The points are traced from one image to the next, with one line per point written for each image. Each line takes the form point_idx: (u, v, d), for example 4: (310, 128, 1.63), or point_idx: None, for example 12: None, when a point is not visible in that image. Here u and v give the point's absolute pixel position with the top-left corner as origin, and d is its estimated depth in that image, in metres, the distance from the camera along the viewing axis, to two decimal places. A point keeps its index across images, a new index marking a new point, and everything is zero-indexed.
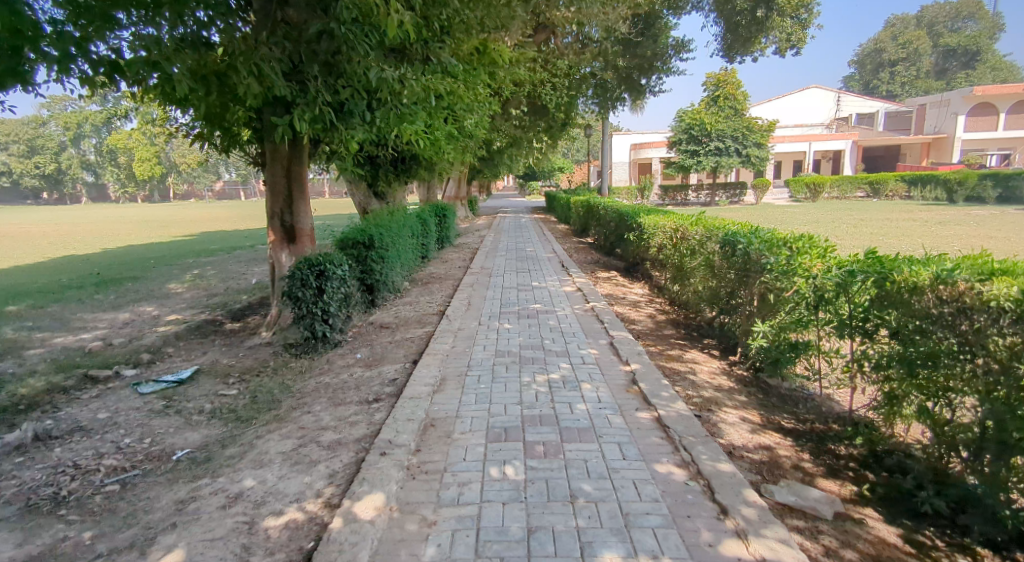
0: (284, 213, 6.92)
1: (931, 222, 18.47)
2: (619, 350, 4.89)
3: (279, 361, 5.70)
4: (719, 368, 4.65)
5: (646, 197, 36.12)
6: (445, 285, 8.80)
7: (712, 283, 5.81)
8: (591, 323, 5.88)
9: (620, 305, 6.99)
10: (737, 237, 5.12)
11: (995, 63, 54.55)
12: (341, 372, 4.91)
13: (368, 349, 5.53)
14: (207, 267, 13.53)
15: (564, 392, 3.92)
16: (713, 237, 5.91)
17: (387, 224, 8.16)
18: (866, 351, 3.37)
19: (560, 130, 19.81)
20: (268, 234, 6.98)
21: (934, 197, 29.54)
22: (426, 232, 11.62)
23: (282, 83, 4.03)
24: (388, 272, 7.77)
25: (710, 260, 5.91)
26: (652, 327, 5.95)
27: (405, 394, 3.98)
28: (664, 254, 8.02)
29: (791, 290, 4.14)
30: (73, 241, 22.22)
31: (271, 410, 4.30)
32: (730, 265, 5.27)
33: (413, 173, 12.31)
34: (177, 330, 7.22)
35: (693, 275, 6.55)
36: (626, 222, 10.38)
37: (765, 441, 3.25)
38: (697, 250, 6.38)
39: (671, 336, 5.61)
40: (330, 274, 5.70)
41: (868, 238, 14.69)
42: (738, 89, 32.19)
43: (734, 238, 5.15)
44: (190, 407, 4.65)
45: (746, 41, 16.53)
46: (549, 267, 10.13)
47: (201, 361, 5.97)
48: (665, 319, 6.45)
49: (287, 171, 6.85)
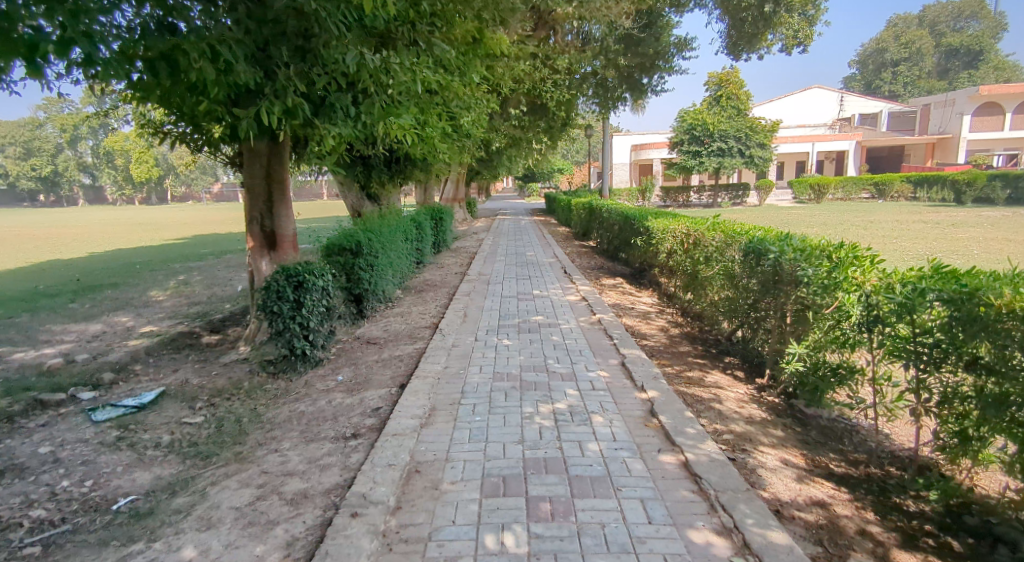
0: (264, 217, 6.40)
1: (943, 224, 17.91)
2: (632, 372, 4.33)
3: (253, 382, 5.15)
4: (746, 394, 4.11)
5: (647, 199, 35.64)
6: (439, 294, 8.25)
7: (734, 295, 5.26)
8: (599, 338, 5.33)
9: (629, 317, 6.44)
10: (765, 244, 4.57)
11: (998, 62, 54.13)
12: (319, 398, 4.36)
13: (351, 370, 4.98)
14: (194, 273, 12.97)
15: (572, 428, 3.37)
16: (733, 245, 5.37)
17: (377, 228, 7.61)
18: (934, 385, 2.82)
19: (561, 130, 19.30)
20: (246, 240, 6.44)
21: (941, 198, 29.06)
22: (422, 236, 11.08)
23: (244, 68, 3.46)
24: (378, 281, 7.22)
25: (731, 269, 5.35)
26: (665, 343, 5.40)
27: (387, 431, 3.43)
28: (675, 260, 7.48)
29: (835, 308, 3.59)
30: (62, 244, 21.67)
31: (235, 445, 3.74)
32: (756, 275, 4.72)
33: (407, 175, 11.78)
34: (149, 345, 6.66)
35: (711, 285, 6.01)
36: (632, 225, 9.82)
37: (816, 495, 2.71)
38: (714, 258, 5.83)
39: (688, 354, 5.06)
40: (309, 286, 5.15)
41: (882, 240, 14.15)
42: (740, 89, 32.64)
43: (760, 246, 4.61)
44: (147, 439, 4.09)
45: (752, 37, 16.03)
46: (551, 273, 9.60)
47: (169, 382, 5.41)
48: (680, 333, 5.90)
49: (266, 172, 6.29)
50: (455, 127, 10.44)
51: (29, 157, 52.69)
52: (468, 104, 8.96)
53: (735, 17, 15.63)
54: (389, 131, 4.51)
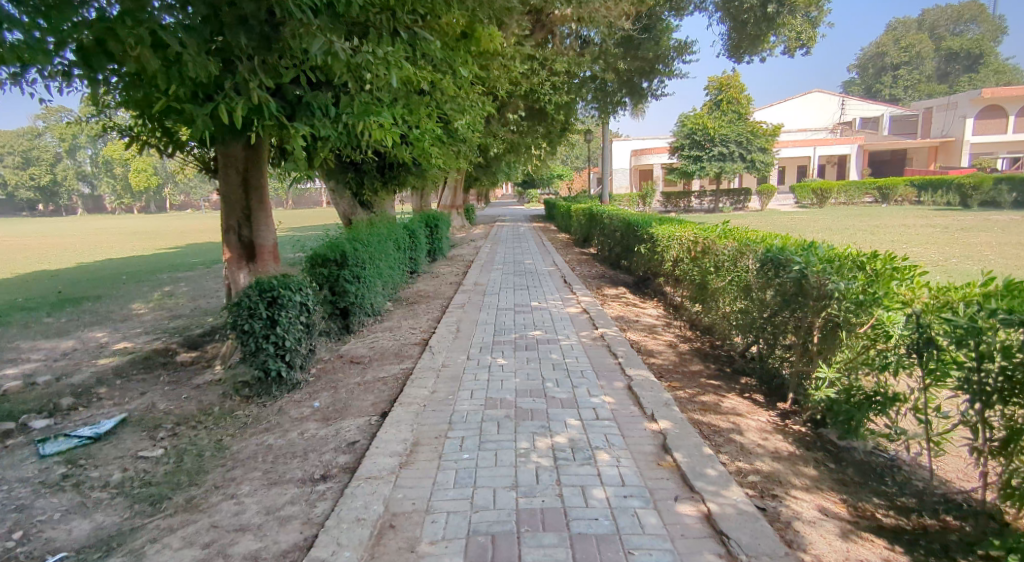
0: (241, 226, 5.97)
1: (952, 229, 17.52)
2: (640, 397, 3.88)
3: (224, 408, 4.70)
4: (768, 423, 3.65)
5: (648, 205, 35.25)
6: (432, 306, 7.80)
7: (750, 308, 4.81)
8: (603, 357, 4.88)
9: (634, 331, 6.01)
10: (786, 253, 4.12)
11: (998, 66, 53.98)
12: (291, 428, 3.91)
13: (330, 394, 4.51)
14: (181, 285, 12.51)
15: (574, 469, 2.92)
16: (750, 253, 4.92)
17: (365, 237, 7.18)
18: (1003, 423, 2.37)
19: (560, 136, 18.96)
20: (223, 251, 6.03)
21: (946, 202, 28.66)
22: (416, 245, 10.65)
23: (195, 60, 3.05)
24: (366, 292, 6.78)
25: (747, 280, 4.90)
26: (676, 361, 4.94)
27: (361, 472, 2.98)
28: (682, 269, 7.06)
29: (873, 327, 3.15)
30: (53, 255, 21.19)
31: (189, 487, 3.28)
32: (776, 287, 4.27)
33: (401, 182, 11.39)
34: (119, 364, 6.21)
35: (723, 297, 5.56)
36: (635, 232, 9.39)
37: (867, 558, 2.25)
38: (727, 268, 5.39)
39: (701, 375, 4.59)
40: (284, 302, 4.72)
41: (891, 246, 13.74)
42: (741, 93, 32.95)
43: (780, 255, 4.18)
44: (96, 477, 3.64)
45: (755, 39, 15.68)
46: (550, 283, 9.16)
47: (134, 407, 4.96)
48: (690, 350, 5.43)
49: (242, 179, 5.86)
50: (448, 130, 10.06)
51: (28, 167, 52.10)
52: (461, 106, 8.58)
53: (736, 19, 15.30)
54: (372, 135, 4.11)
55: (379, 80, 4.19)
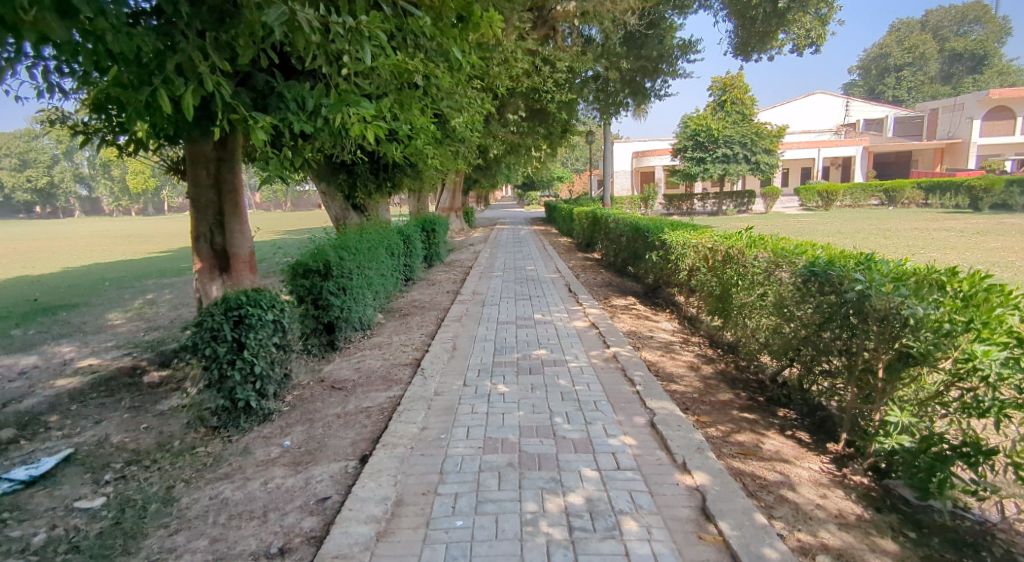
0: (213, 232, 5.38)
1: (967, 232, 16.98)
2: (666, 439, 3.28)
3: (184, 444, 4.09)
4: (823, 473, 3.05)
5: (650, 206, 34.69)
6: (427, 318, 7.22)
7: (787, 329, 4.19)
8: (618, 384, 4.28)
9: (648, 349, 5.44)
10: (837, 268, 3.51)
11: (1001, 67, 53.55)
12: (256, 473, 3.31)
13: (304, 429, 3.90)
14: (165, 292, 11.89)
15: (596, 545, 2.32)
16: (789, 266, 4.30)
17: (354, 244, 6.61)
18: None
19: (561, 137, 18.46)
20: (193, 260, 5.44)
21: (955, 204, 28.15)
22: (411, 250, 10.06)
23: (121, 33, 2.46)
24: (355, 305, 6.22)
25: (784, 296, 4.28)
26: (702, 389, 4.33)
27: (328, 548, 2.38)
28: (699, 279, 6.49)
29: (962, 364, 2.56)
30: (40, 258, 20.51)
31: (120, 556, 2.67)
32: (823, 306, 3.65)
33: (396, 184, 10.83)
34: (77, 386, 5.59)
35: (753, 313, 4.94)
36: (644, 237, 8.82)
37: None
38: (759, 281, 4.77)
39: (732, 407, 3.98)
40: (253, 322, 4.11)
41: (908, 251, 13.18)
42: (744, 93, 32.22)
43: (830, 271, 3.58)
44: (17, 536, 3.03)
45: (763, 36, 15.13)
46: (554, 291, 8.59)
47: (84, 440, 4.35)
48: (716, 373, 4.82)
49: (215, 180, 5.26)
50: (443, 128, 9.49)
51: (24, 169, 50.79)
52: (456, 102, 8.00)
53: (744, 15, 14.75)
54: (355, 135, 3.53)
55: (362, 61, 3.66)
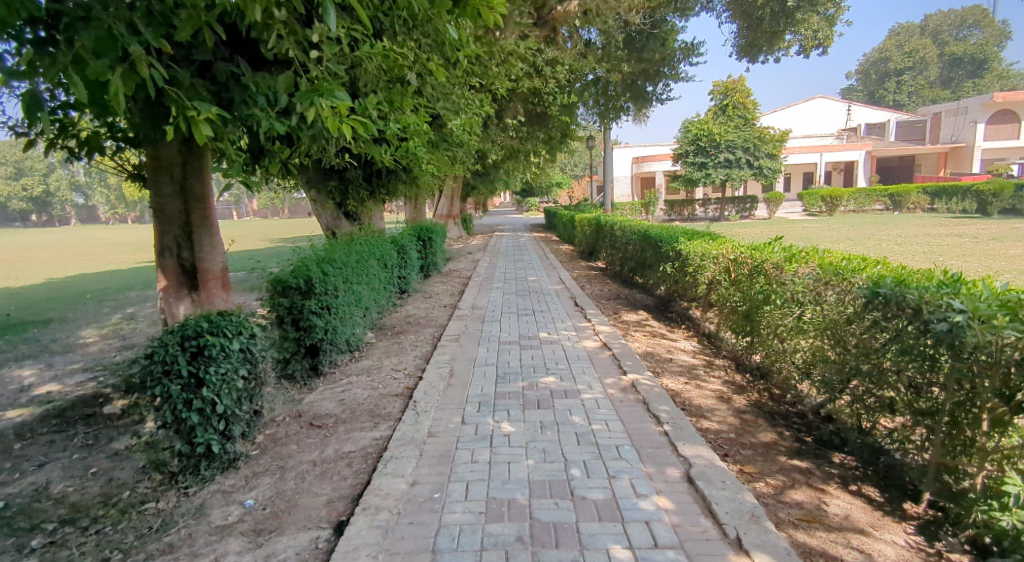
0: (181, 247, 4.79)
1: (984, 238, 16.42)
2: (710, 503, 2.67)
3: (134, 497, 3.46)
4: (912, 552, 2.43)
5: (651, 212, 34.18)
6: (422, 337, 6.63)
7: (842, 358, 3.61)
8: (642, 423, 3.69)
9: (669, 374, 4.85)
10: (920, 293, 2.91)
11: (1002, 71, 53.32)
12: (206, 548, 2.69)
13: (273, 482, 3.28)
14: (146, 305, 11.26)
15: None
16: (842, 285, 3.74)
17: (341, 256, 6.03)
18: None
19: (561, 142, 17.95)
20: (158, 277, 4.83)
21: (963, 209, 27.62)
22: (406, 261, 9.45)
23: None
24: (342, 324, 5.64)
25: (838, 319, 3.70)
26: (741, 429, 3.71)
27: None
28: (721, 294, 5.92)
29: None
30: (26, 268, 19.87)
31: None
32: (896, 337, 3.08)
33: (391, 191, 10.25)
34: (27, 419, 4.97)
35: (791, 336, 4.35)
36: (655, 246, 8.25)
37: None
38: (802, 300, 4.19)
39: (780, 452, 3.38)
40: (215, 354, 3.45)
41: (926, 259, 12.62)
42: (747, 97, 31.27)
43: (908, 296, 2.98)
44: None
45: (771, 36, 14.57)
46: (558, 305, 8.02)
47: (18, 490, 3.72)
48: (752, 406, 4.21)
49: (181, 187, 4.65)
50: (438, 129, 8.91)
51: (19, 177, 50.12)
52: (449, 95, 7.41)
53: (751, 16, 14.23)
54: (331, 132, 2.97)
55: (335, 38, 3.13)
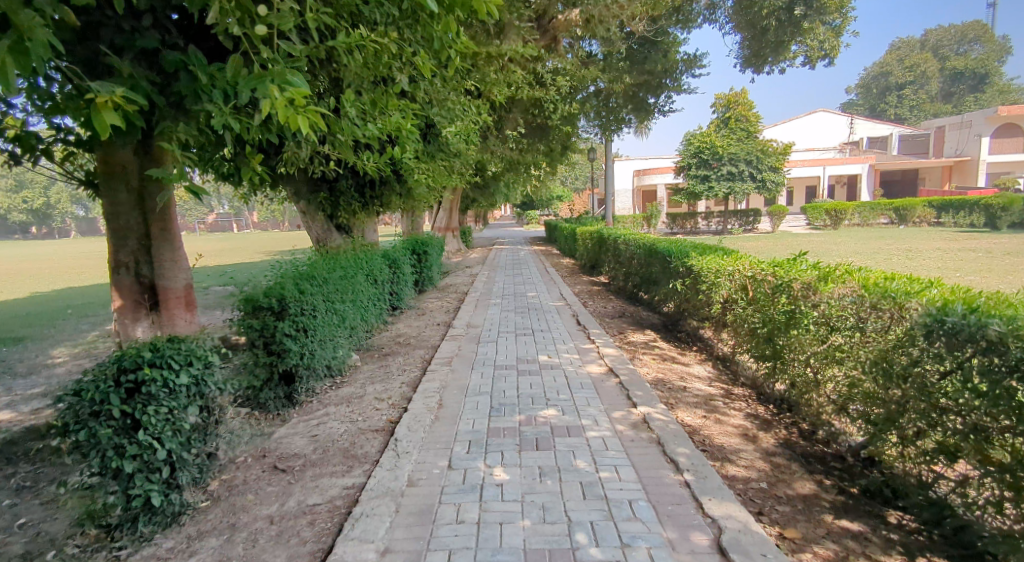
0: (139, 263, 4.29)
1: (996, 253, 15.96)
2: None
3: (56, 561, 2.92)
4: None
5: (653, 225, 33.75)
6: (412, 359, 6.11)
7: (894, 393, 3.09)
8: (659, 470, 3.16)
9: (684, 406, 4.33)
10: (1009, 326, 2.47)
11: (1002, 86, 53.28)
12: None
13: (220, 545, 2.75)
14: None
15: None
16: (892, 308, 3.24)
17: (324, 272, 5.53)
18: None
19: (561, 154, 17.58)
20: (112, 296, 4.32)
21: (970, 223, 27.15)
22: (398, 276, 8.97)
23: None
24: (323, 347, 5.14)
25: (887, 347, 3.20)
26: (774, 477, 3.17)
27: None
28: (737, 314, 5.42)
29: None
30: (14, 281, 19.33)
31: None
32: (973, 375, 2.60)
33: (384, 203, 9.80)
34: None
35: (824, 364, 3.84)
36: (663, 261, 7.76)
37: None
38: (838, 324, 3.69)
39: (824, 510, 2.84)
40: (155, 390, 2.93)
41: (942, 275, 12.11)
42: (749, 110, 31.87)
43: (991, 328, 2.53)
44: None
45: (777, 47, 14.13)
46: (559, 323, 7.52)
47: None
48: (782, 447, 3.67)
49: (138, 196, 4.16)
50: (432, 138, 8.45)
51: (18, 190, 49.72)
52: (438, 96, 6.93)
53: (755, 25, 13.80)
54: (289, 126, 2.51)
55: (291, 12, 2.71)
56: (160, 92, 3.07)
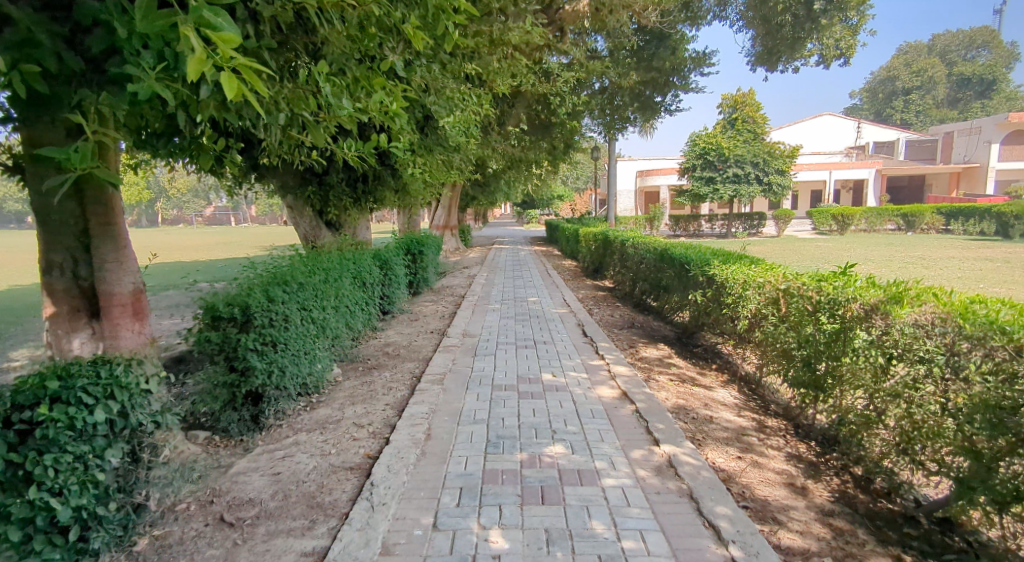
0: (76, 262, 3.63)
1: (1015, 263, 15.34)
2: None
3: None
4: None
5: (655, 227, 33.14)
6: (400, 373, 5.48)
7: (998, 451, 2.47)
8: (696, 539, 2.55)
9: (714, 443, 3.70)
10: None
11: (1010, 93, 52.64)
12: None
13: None
14: None
15: None
16: (994, 343, 2.62)
17: (302, 275, 4.90)
18: None
19: (564, 152, 16.95)
20: (45, 302, 3.65)
21: (980, 230, 26.52)
22: (391, 278, 8.34)
23: None
24: (300, 363, 4.51)
25: (985, 389, 2.58)
26: (840, 552, 2.55)
27: None
28: (767, 332, 4.79)
29: None
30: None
31: None
32: None
33: (378, 199, 9.16)
34: None
35: (888, 402, 3.21)
36: (678, 268, 7.12)
37: None
38: (910, 354, 3.07)
39: None
40: (59, 430, 2.29)
41: (964, 286, 11.50)
42: (756, 111, 31.46)
43: None
44: None
45: (792, 46, 13.46)
46: (563, 334, 6.89)
47: None
48: (840, 505, 3.04)
49: (73, 185, 3.46)
50: (430, 129, 7.78)
51: None
52: (434, 82, 6.26)
53: (769, 22, 13.01)
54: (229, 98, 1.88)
55: None
56: (77, 53, 2.43)
